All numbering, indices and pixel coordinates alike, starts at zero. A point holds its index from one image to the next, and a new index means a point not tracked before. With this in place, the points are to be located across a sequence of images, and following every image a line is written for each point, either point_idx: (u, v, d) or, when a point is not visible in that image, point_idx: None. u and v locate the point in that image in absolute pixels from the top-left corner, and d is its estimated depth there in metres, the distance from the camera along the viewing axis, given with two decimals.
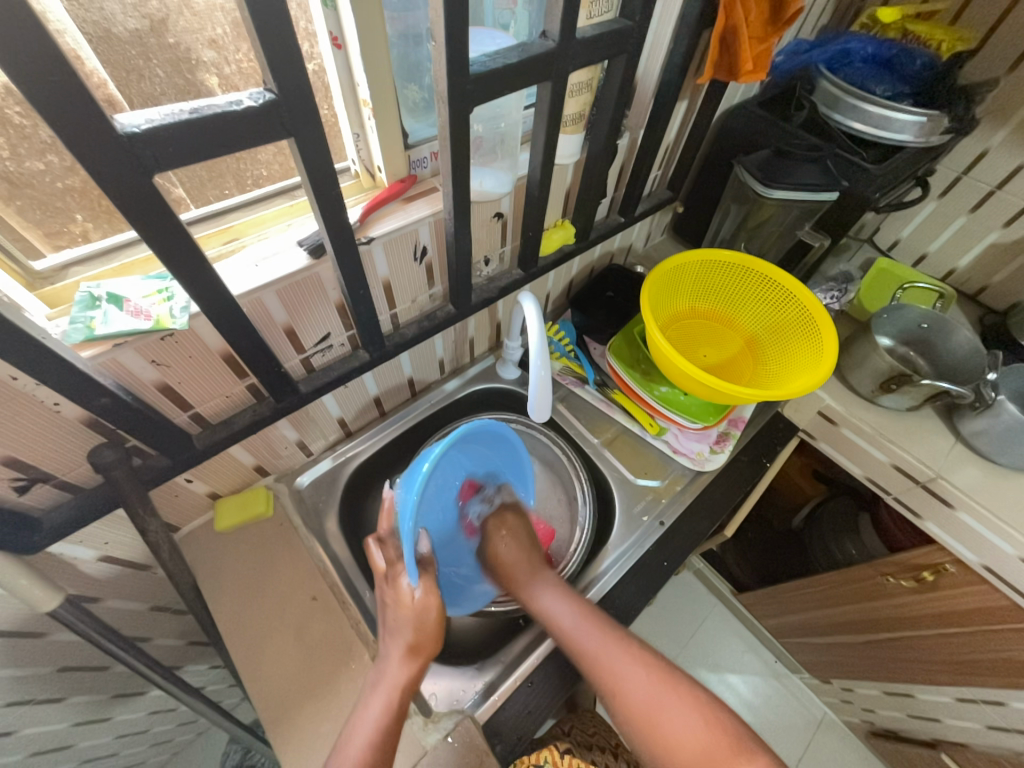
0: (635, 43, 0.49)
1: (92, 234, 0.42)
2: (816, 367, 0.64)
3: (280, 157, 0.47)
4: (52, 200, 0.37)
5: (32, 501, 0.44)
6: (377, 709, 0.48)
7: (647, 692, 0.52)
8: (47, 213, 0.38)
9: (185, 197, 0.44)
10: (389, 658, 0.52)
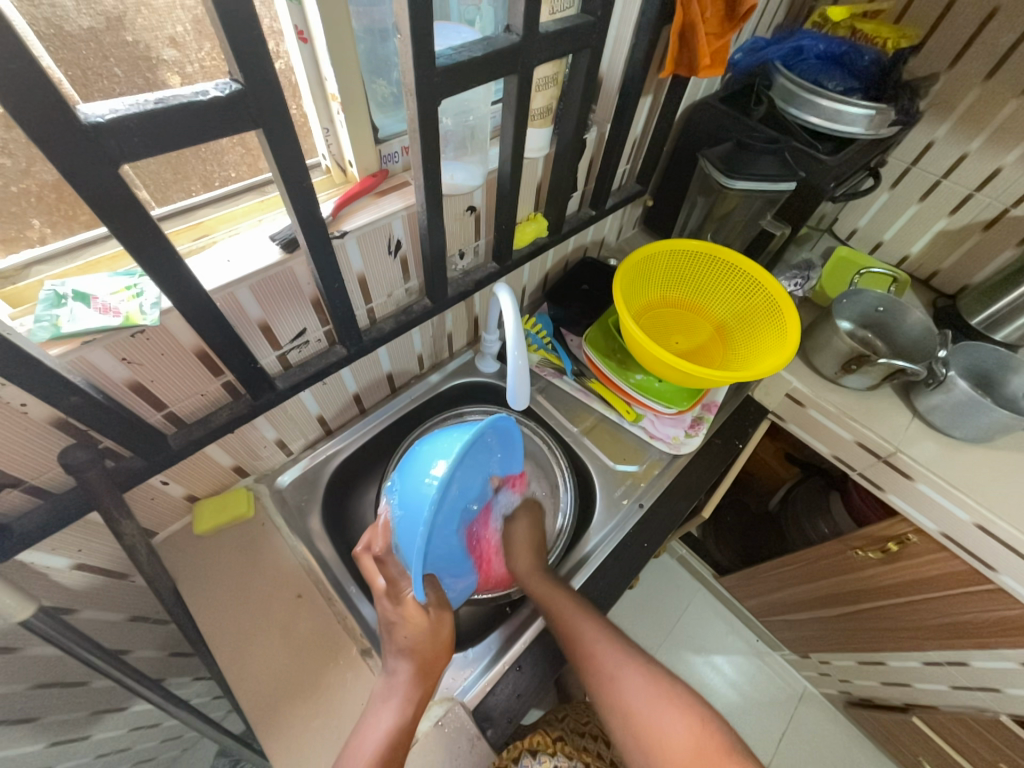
0: (598, 38, 0.51)
1: (50, 238, 0.41)
2: (781, 348, 0.67)
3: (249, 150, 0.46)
4: (7, 205, 0.37)
5: (2, 508, 0.43)
6: (389, 720, 0.48)
7: (644, 694, 0.54)
8: (0, 218, 0.37)
9: (149, 198, 0.43)
10: (397, 670, 0.51)
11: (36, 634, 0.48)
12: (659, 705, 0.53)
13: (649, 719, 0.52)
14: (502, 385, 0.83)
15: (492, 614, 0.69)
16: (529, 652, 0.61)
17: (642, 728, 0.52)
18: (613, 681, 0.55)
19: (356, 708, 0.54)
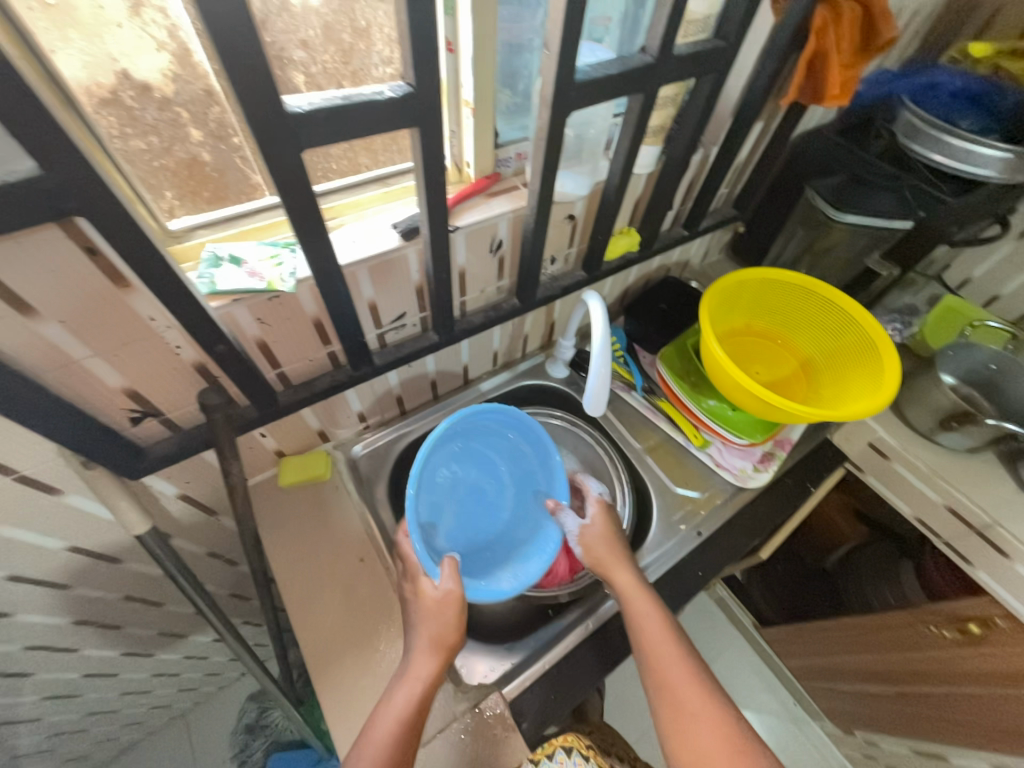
0: (726, 64, 0.52)
1: (178, 211, 0.45)
2: (874, 392, 0.63)
3: (385, 147, 0.51)
4: (150, 177, 0.41)
5: (142, 433, 0.49)
6: (402, 700, 0.49)
7: (721, 750, 0.49)
8: (144, 188, 0.41)
9: (262, 184, 0.47)
10: (419, 650, 0.53)
11: (145, 549, 0.55)
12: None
13: None
14: (569, 392, 0.84)
15: (533, 613, 0.69)
16: (568, 658, 0.61)
17: None
18: (685, 717, 0.52)
19: None
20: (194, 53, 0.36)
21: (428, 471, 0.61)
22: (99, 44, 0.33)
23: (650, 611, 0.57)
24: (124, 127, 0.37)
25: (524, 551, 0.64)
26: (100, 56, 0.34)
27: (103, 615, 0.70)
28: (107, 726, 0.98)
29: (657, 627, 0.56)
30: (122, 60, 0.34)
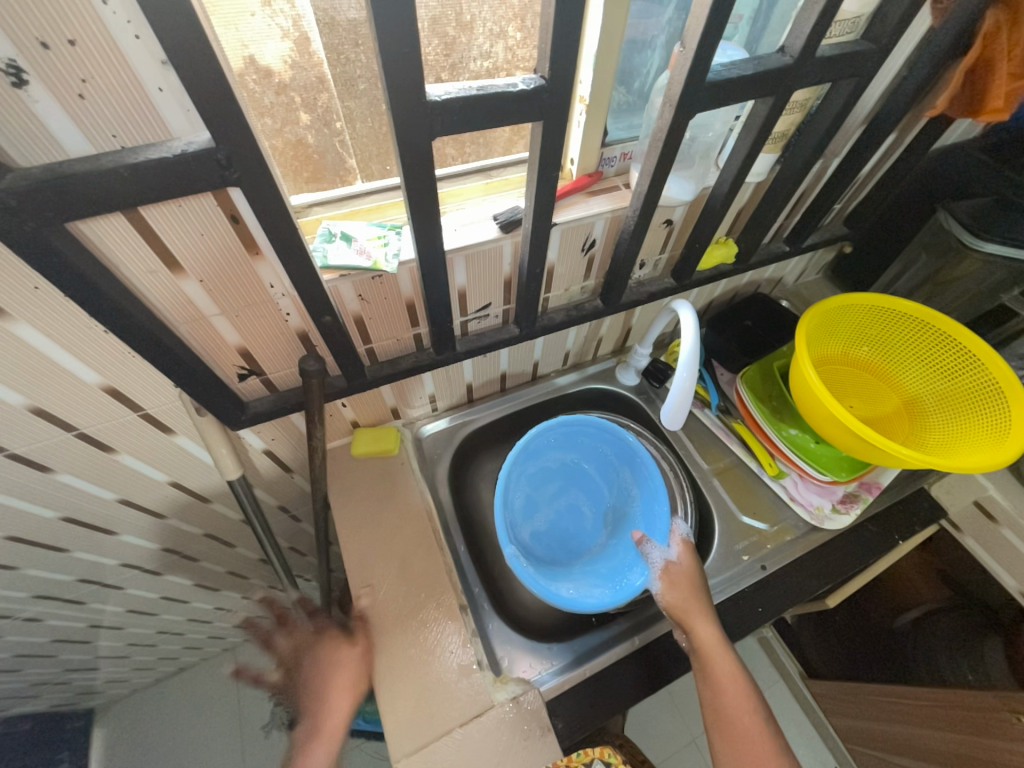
0: (871, 68, 0.47)
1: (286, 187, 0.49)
2: (996, 447, 0.56)
3: (472, 140, 0.54)
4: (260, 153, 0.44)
5: (246, 389, 0.54)
6: (340, 704, 0.59)
7: None
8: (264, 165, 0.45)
9: (354, 169, 0.51)
10: (344, 667, 0.59)
11: (233, 494, 0.60)
12: None
13: None
14: (637, 400, 0.82)
15: (576, 619, 0.68)
16: (611, 670, 0.60)
17: None
18: None
19: (445, 658, 0.58)
20: (312, 42, 0.39)
21: (539, 464, 0.74)
22: (235, 31, 0.36)
23: (729, 670, 0.53)
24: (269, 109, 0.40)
25: (593, 577, 0.64)
26: (233, 42, 0.37)
27: (185, 547, 0.78)
28: (171, 646, 1.09)
29: (735, 686, 0.52)
30: (251, 46, 0.38)
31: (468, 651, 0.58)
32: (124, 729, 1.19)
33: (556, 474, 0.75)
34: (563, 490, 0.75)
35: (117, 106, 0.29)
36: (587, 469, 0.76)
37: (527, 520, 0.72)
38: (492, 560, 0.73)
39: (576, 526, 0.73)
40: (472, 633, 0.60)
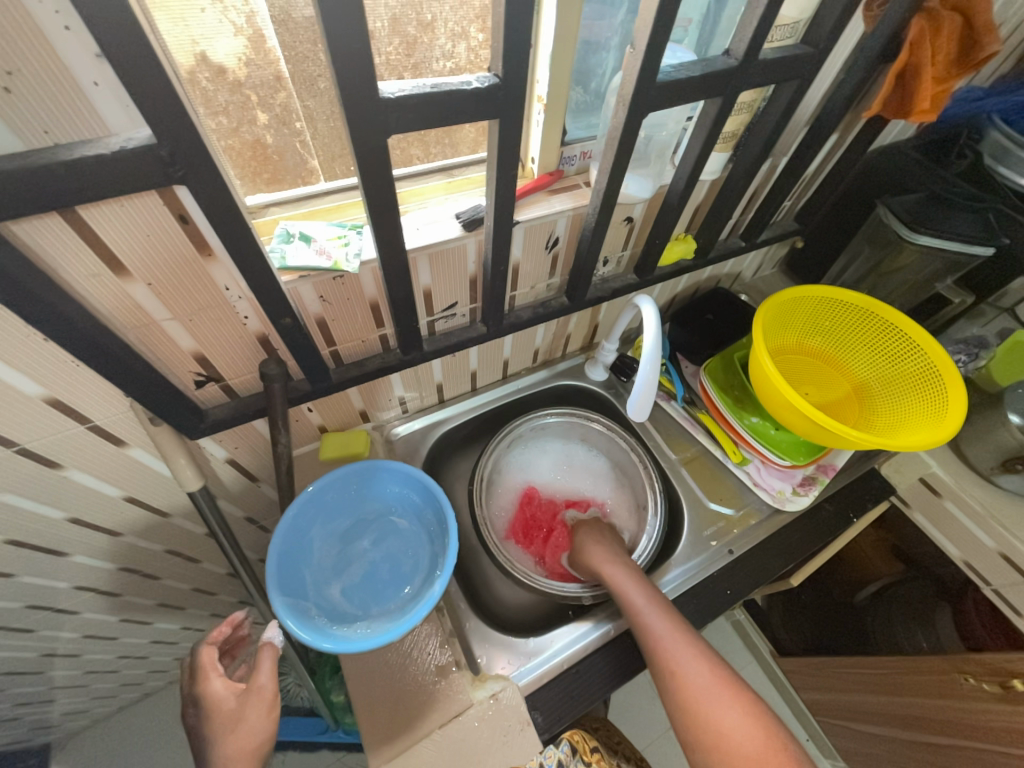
0: (811, 71, 0.50)
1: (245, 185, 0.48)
2: (936, 425, 0.60)
3: (438, 140, 0.53)
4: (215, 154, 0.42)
5: (203, 396, 0.52)
6: (244, 743, 0.47)
7: (706, 682, 0.52)
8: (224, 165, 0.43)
9: (317, 169, 0.50)
10: (248, 699, 0.49)
11: (194, 506, 0.58)
12: (719, 695, 0.51)
13: (707, 708, 0.50)
14: (606, 394, 0.84)
15: (553, 611, 0.69)
16: (588, 660, 0.61)
17: (703, 717, 0.50)
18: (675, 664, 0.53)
19: (421, 659, 0.58)
20: (268, 39, 0.38)
21: (353, 516, 0.64)
22: (184, 26, 0.35)
23: (696, 665, 0.53)
24: None
25: (387, 625, 0.55)
26: (183, 38, 0.36)
27: (145, 565, 0.74)
28: (135, 671, 1.04)
29: (706, 682, 0.51)
30: (201, 43, 0.36)
31: (446, 651, 0.58)
32: (85, 762, 1.12)
33: (373, 526, 0.65)
34: (382, 538, 0.65)
35: (47, 99, 0.28)
36: (405, 515, 0.66)
37: (336, 576, 0.61)
38: (467, 560, 0.73)
39: (392, 576, 0.62)
40: (449, 634, 0.60)
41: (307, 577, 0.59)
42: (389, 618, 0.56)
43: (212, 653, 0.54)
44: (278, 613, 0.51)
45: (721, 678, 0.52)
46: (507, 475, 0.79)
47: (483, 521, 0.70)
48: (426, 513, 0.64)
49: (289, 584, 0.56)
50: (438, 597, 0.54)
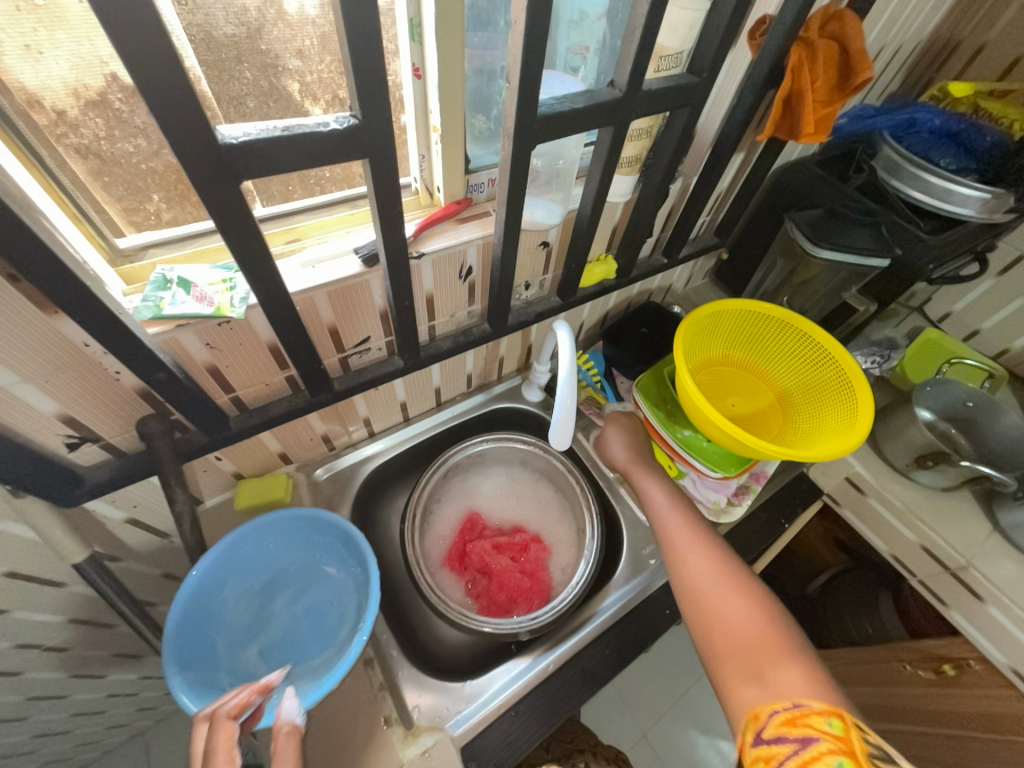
0: (700, 98, 0.51)
1: (164, 214, 0.45)
2: (848, 432, 0.62)
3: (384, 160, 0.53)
4: (134, 179, 0.41)
5: (80, 459, 0.47)
6: None
7: (714, 573, 0.54)
8: (128, 190, 0.41)
9: (253, 190, 0.48)
10: None
11: (81, 575, 0.52)
12: (725, 587, 0.53)
13: (711, 598, 0.53)
14: (544, 416, 0.83)
15: (495, 649, 0.66)
16: (528, 698, 0.59)
17: (707, 602, 0.53)
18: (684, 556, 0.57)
19: (353, 716, 0.55)
20: (186, 59, 0.37)
21: (272, 571, 0.60)
22: (90, 45, 0.33)
23: (709, 564, 0.55)
24: (101, 130, 0.37)
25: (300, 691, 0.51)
26: (90, 58, 0.34)
27: (48, 637, 0.68)
28: (59, 746, 0.95)
29: (714, 576, 0.54)
30: (112, 63, 0.35)
31: (377, 706, 0.55)
32: None
33: (295, 578, 0.61)
34: (305, 590, 0.61)
35: None
36: (330, 564, 0.62)
37: (252, 638, 0.57)
38: (403, 602, 0.69)
39: (315, 632, 0.58)
40: (379, 688, 0.57)
41: (218, 643, 0.54)
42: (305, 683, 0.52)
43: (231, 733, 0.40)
44: (175, 691, 0.47)
45: (743, 591, 0.52)
46: (445, 506, 0.77)
47: (415, 560, 0.67)
48: (351, 562, 0.60)
49: (192, 655, 0.51)
50: (355, 660, 0.51)
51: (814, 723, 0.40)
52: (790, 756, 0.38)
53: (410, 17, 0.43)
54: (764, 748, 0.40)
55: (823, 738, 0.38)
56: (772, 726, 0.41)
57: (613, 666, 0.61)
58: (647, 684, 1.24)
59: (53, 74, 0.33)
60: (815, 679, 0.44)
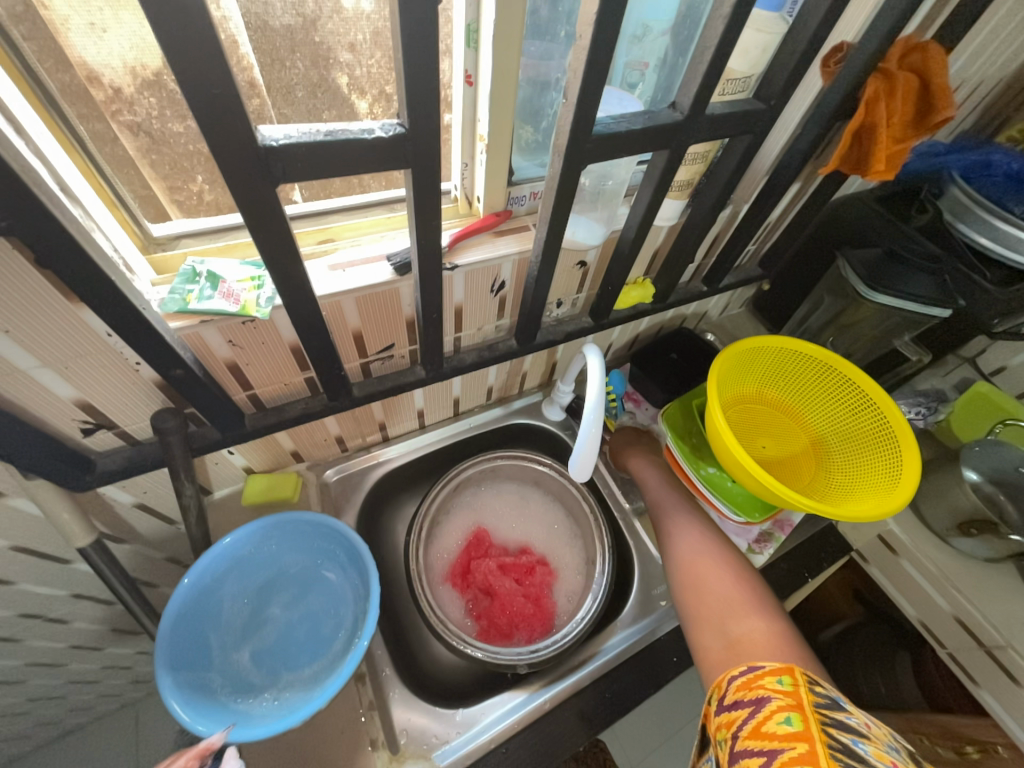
0: (764, 126, 0.48)
1: (206, 194, 0.45)
2: (889, 491, 0.58)
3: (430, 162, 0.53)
4: (181, 159, 0.41)
5: (94, 444, 0.46)
6: None
7: (700, 546, 0.58)
8: (174, 169, 0.41)
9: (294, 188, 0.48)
10: None
11: (84, 558, 0.52)
12: (708, 558, 0.56)
13: (693, 564, 0.56)
14: (562, 436, 0.80)
15: (491, 676, 0.64)
16: (520, 736, 0.56)
17: (689, 569, 0.56)
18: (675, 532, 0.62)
19: (341, 730, 0.54)
20: (241, 46, 0.36)
21: (272, 572, 0.59)
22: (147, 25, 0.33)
23: (695, 539, 0.59)
24: (154, 110, 0.37)
25: (289, 702, 0.50)
26: (149, 41, 0.33)
27: (48, 610, 0.68)
28: (50, 711, 0.96)
29: (699, 550, 0.58)
30: None
31: (364, 726, 0.54)
32: None
33: (294, 582, 0.60)
34: (303, 595, 0.60)
35: None
36: (330, 571, 0.61)
37: (245, 640, 0.56)
38: (401, 616, 0.68)
39: (309, 641, 0.57)
40: (369, 707, 0.55)
41: (212, 643, 0.53)
42: (295, 694, 0.51)
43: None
44: (164, 694, 0.46)
45: (726, 569, 0.55)
46: (452, 519, 0.75)
47: (418, 575, 0.65)
48: (353, 571, 0.59)
49: (185, 656, 0.50)
50: (346, 679, 0.48)
51: (767, 683, 0.40)
52: (746, 718, 0.38)
53: (467, 22, 0.41)
54: (724, 713, 0.40)
55: (775, 692, 0.39)
56: (732, 692, 0.41)
57: (612, 712, 0.58)
58: (641, 717, 1.19)
59: (114, 53, 0.33)
60: (778, 640, 0.46)
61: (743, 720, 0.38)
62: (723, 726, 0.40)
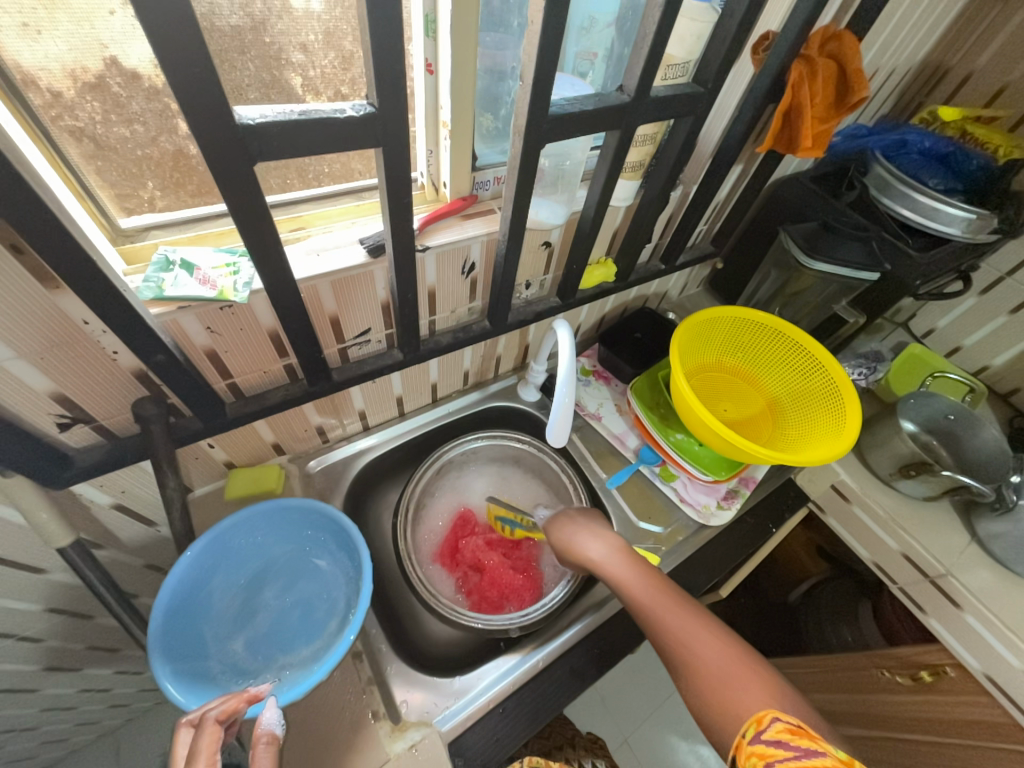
0: (703, 108, 0.52)
1: (157, 202, 0.44)
2: (836, 439, 0.64)
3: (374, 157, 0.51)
4: (129, 165, 0.40)
5: (70, 440, 0.46)
6: None
7: (718, 656, 0.48)
8: (122, 176, 0.41)
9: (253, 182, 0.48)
10: None
11: (65, 561, 0.51)
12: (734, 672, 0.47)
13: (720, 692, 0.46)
14: (539, 415, 0.83)
15: (484, 646, 0.67)
16: (515, 695, 0.59)
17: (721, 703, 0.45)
18: (683, 646, 0.50)
19: (338, 707, 0.55)
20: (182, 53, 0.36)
21: (261, 563, 0.60)
22: (89, 28, 0.33)
23: (707, 646, 0.49)
24: (97, 115, 0.36)
25: (287, 682, 0.50)
26: (89, 41, 0.33)
27: (25, 626, 0.66)
28: (24, 744, 0.92)
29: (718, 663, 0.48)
30: (112, 46, 0.34)
31: (364, 700, 0.55)
32: None
33: (285, 571, 0.61)
34: (295, 583, 0.60)
35: None
36: (319, 558, 0.61)
37: (239, 630, 0.56)
38: (393, 598, 0.69)
39: (303, 626, 0.58)
40: (368, 682, 0.56)
41: (205, 633, 0.54)
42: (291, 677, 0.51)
43: (216, 739, 0.38)
44: (160, 679, 0.46)
45: (679, 603, 0.54)
46: (438, 502, 0.77)
47: (407, 555, 0.67)
48: (341, 555, 0.60)
49: (178, 644, 0.50)
50: (344, 652, 0.50)
51: (822, 743, 0.38)
52: (788, 757, 0.37)
53: (424, 12, 0.43)
54: (762, 747, 0.40)
55: (830, 753, 0.37)
56: (773, 730, 0.40)
57: (601, 664, 0.62)
58: (630, 687, 1.24)
59: (51, 55, 0.33)
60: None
61: (784, 761, 0.37)
62: (756, 756, 0.39)
